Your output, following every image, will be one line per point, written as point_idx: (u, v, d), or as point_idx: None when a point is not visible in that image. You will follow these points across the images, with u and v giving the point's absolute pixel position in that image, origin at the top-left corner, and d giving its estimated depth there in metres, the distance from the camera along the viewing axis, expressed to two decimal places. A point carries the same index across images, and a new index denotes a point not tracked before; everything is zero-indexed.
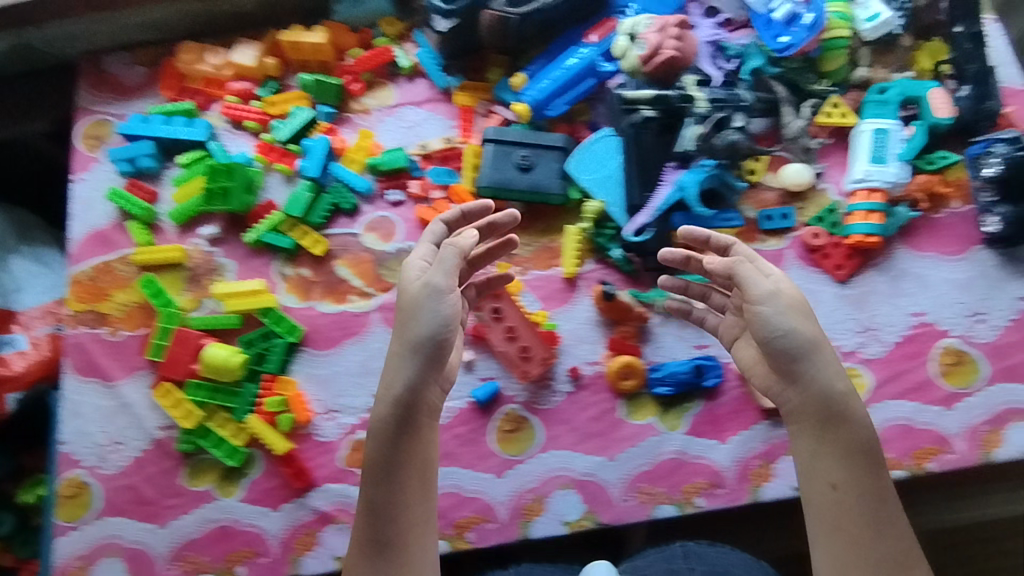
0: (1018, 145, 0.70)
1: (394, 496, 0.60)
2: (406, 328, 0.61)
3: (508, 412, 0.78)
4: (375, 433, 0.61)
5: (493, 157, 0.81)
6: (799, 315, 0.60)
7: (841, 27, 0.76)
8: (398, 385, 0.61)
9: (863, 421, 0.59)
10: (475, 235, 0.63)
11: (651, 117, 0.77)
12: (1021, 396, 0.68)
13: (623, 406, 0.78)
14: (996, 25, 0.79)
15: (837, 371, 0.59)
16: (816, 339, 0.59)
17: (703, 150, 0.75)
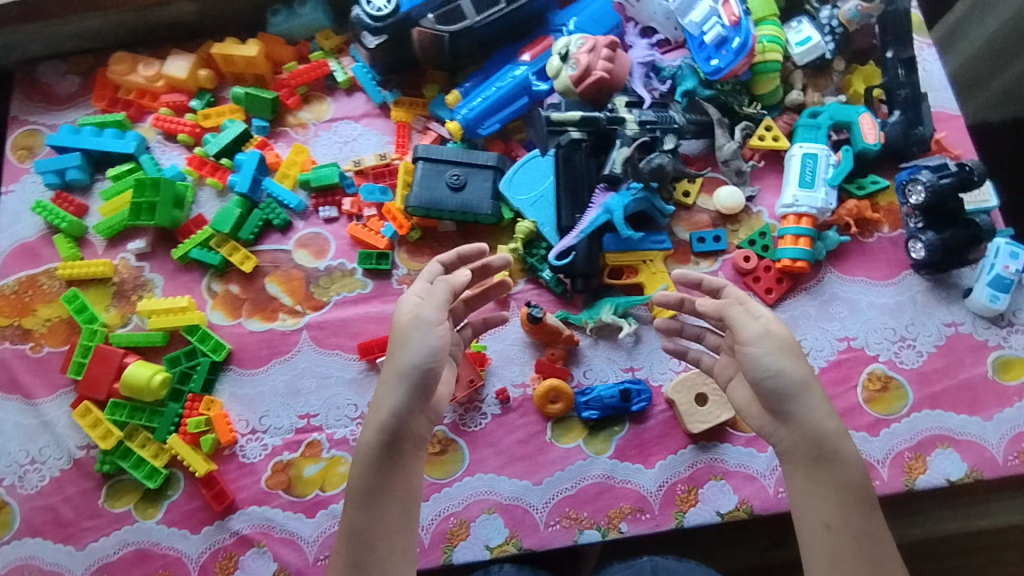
0: (941, 172, 0.74)
1: (377, 527, 0.56)
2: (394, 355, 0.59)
3: (435, 433, 0.75)
4: (361, 460, 0.57)
5: (425, 176, 0.80)
6: (789, 353, 0.58)
7: (774, 50, 0.79)
8: (384, 412, 0.58)
9: (855, 460, 0.57)
10: (470, 271, 0.62)
11: (580, 139, 0.77)
12: (945, 423, 0.74)
13: (551, 429, 0.75)
14: (931, 50, 0.88)
15: (829, 411, 0.58)
16: (807, 379, 0.58)
17: (629, 173, 0.75)
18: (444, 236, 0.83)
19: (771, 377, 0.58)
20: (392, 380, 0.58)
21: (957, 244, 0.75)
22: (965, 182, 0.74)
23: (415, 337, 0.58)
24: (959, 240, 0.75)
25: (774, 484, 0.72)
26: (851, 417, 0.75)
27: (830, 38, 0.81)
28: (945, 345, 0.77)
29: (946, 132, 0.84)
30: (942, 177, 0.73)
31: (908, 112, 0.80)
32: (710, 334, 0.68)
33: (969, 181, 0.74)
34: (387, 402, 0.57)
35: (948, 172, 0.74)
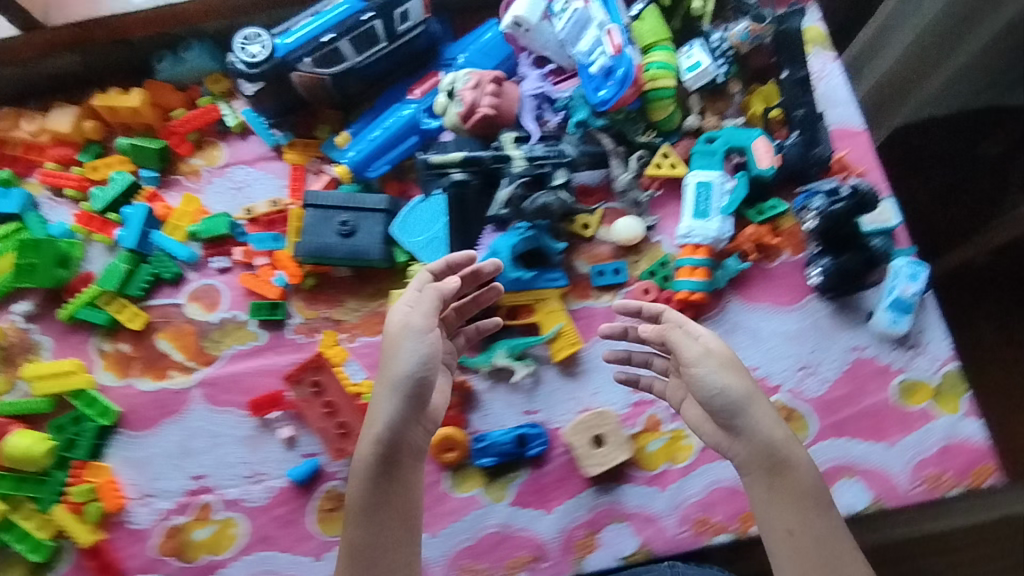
0: (835, 198, 0.71)
1: (378, 537, 0.58)
2: (387, 367, 0.60)
3: (329, 490, 0.74)
4: (362, 469, 0.59)
5: (313, 223, 0.78)
6: (730, 367, 0.59)
7: (664, 77, 0.77)
8: (380, 424, 0.59)
9: (805, 461, 0.59)
10: (456, 278, 0.63)
11: (465, 179, 0.75)
12: (846, 451, 0.73)
13: (449, 478, 0.74)
14: (834, 65, 0.85)
15: (774, 420, 0.59)
16: (750, 393, 0.59)
17: (515, 212, 0.74)
18: (340, 282, 0.81)
19: (721, 392, 0.58)
20: (385, 392, 0.59)
21: (854, 270, 0.73)
22: (857, 208, 0.71)
23: (404, 347, 0.59)
24: (854, 266, 0.73)
25: (675, 523, 0.72)
26: None
27: (722, 61, 0.78)
28: (848, 371, 0.75)
29: (849, 149, 0.81)
30: (834, 204, 0.71)
31: (805, 133, 0.77)
32: (657, 358, 0.69)
33: (862, 206, 0.72)
34: (382, 414, 0.59)
35: (839, 197, 0.71)
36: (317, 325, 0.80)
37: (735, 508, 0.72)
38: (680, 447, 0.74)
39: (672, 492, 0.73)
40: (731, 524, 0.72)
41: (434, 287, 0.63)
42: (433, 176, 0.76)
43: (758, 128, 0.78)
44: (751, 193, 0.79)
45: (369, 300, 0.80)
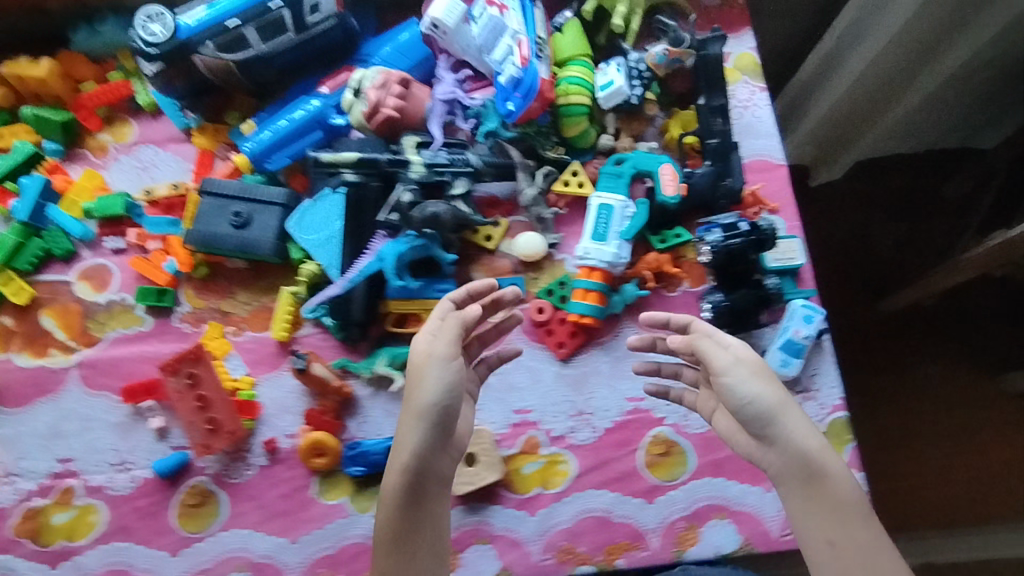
0: (732, 233, 0.70)
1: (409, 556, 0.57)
2: (411, 395, 0.58)
3: (194, 485, 0.73)
4: (393, 494, 0.57)
5: (206, 211, 0.77)
6: (761, 375, 0.56)
7: (578, 94, 0.75)
8: (409, 450, 0.57)
9: (844, 472, 0.55)
10: (482, 305, 0.60)
11: (356, 181, 0.73)
12: (721, 491, 0.71)
13: (317, 483, 0.73)
14: (763, 94, 0.83)
15: (809, 427, 0.56)
16: (782, 400, 0.56)
17: (405, 220, 0.71)
18: (233, 274, 0.80)
19: (755, 403, 0.55)
20: (412, 421, 0.57)
21: (746, 309, 0.71)
22: (753, 245, 0.70)
23: (432, 375, 0.57)
24: (747, 304, 0.71)
25: (540, 550, 0.71)
26: (627, 482, 0.72)
27: (636, 82, 0.75)
28: None
29: (763, 183, 0.80)
30: (731, 238, 0.70)
31: (717, 163, 0.76)
32: (686, 370, 0.65)
33: (759, 244, 0.71)
34: (411, 444, 0.56)
35: (737, 232, 0.70)
36: (204, 316, 0.78)
37: (603, 539, 0.71)
38: (555, 472, 0.73)
39: (541, 517, 0.71)
40: (595, 555, 0.70)
41: (457, 314, 0.61)
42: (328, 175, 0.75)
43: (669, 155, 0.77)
44: (656, 219, 0.77)
45: (261, 294, 0.79)
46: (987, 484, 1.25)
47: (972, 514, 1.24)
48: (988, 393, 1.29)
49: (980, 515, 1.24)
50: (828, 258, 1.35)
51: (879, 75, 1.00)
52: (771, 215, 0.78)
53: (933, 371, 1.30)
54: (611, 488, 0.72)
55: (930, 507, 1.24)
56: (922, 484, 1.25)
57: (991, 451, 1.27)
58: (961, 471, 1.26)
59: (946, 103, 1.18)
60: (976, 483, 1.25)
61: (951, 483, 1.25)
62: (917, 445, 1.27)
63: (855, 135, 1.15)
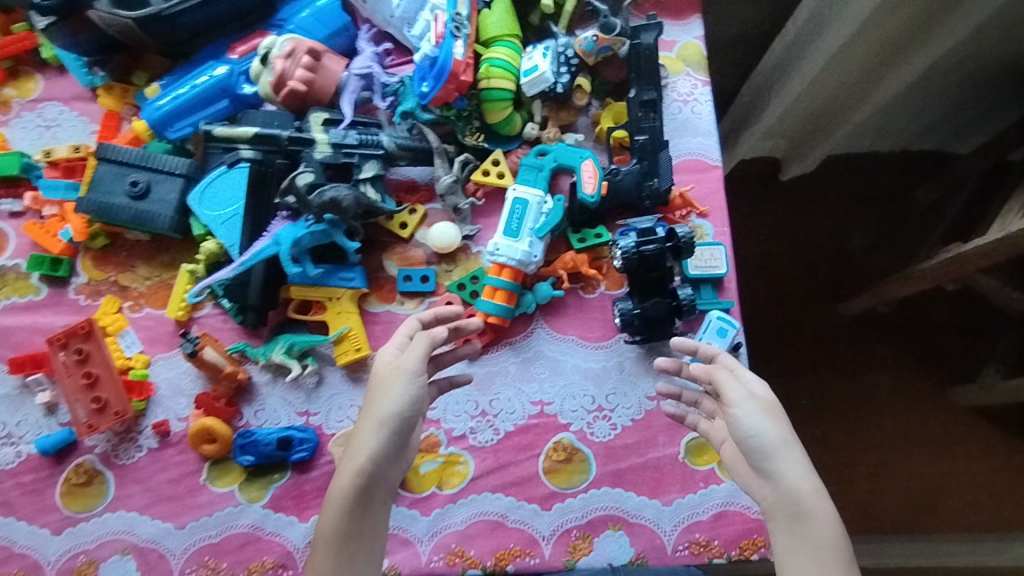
0: (648, 238, 0.66)
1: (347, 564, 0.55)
2: (374, 402, 0.58)
3: (82, 463, 0.71)
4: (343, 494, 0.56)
5: (102, 178, 0.73)
6: (772, 414, 0.57)
7: (501, 78, 0.71)
8: (362, 455, 0.57)
9: (832, 517, 0.54)
10: (446, 328, 0.61)
11: (252, 158, 0.70)
12: (620, 503, 0.70)
13: (208, 470, 0.71)
14: (705, 89, 0.81)
15: (808, 470, 0.55)
16: (787, 440, 0.56)
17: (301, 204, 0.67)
18: (134, 246, 0.76)
19: (756, 434, 0.55)
20: (372, 425, 0.57)
21: (658, 317, 0.69)
22: (669, 252, 0.67)
23: (400, 386, 0.58)
24: (657, 313, 0.69)
25: (429, 551, 0.69)
26: (525, 487, 0.70)
27: (563, 69, 0.72)
28: (641, 420, 0.72)
29: (694, 184, 0.78)
30: (646, 243, 0.66)
31: (644, 161, 0.73)
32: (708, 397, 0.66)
33: (675, 251, 0.67)
34: (367, 449, 0.57)
35: (652, 237, 0.66)
36: (101, 289, 0.75)
37: (495, 544, 0.69)
38: (452, 472, 0.71)
39: (434, 518, 0.70)
40: (485, 560, 0.68)
41: (425, 333, 0.61)
42: (225, 150, 0.71)
43: (593, 150, 0.74)
44: (575, 216, 0.73)
45: (161, 270, 0.76)
46: (927, 495, 1.24)
47: (912, 522, 1.23)
48: (936, 403, 1.28)
49: (917, 525, 1.23)
50: (789, 257, 1.32)
51: (841, 72, 0.95)
52: (700, 219, 0.77)
53: (883, 379, 1.29)
54: (507, 493, 0.70)
55: (866, 513, 1.23)
56: (862, 490, 1.24)
57: (935, 462, 1.26)
58: (902, 480, 1.25)
59: (921, 108, 1.12)
60: (917, 493, 1.24)
61: (890, 491, 1.24)
62: (860, 451, 1.26)
63: (822, 131, 1.10)
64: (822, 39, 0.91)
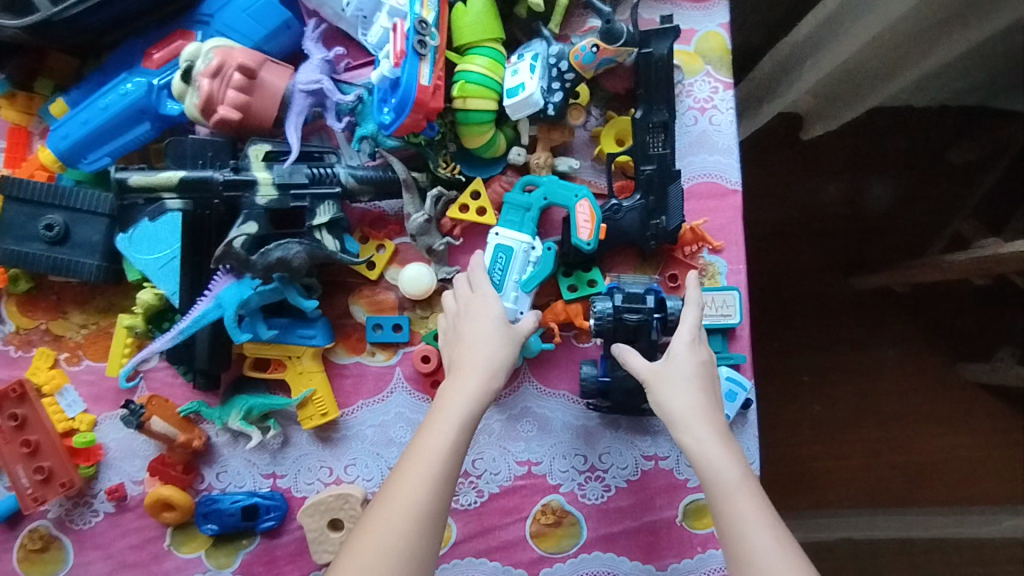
0: (633, 305, 0.59)
1: (450, 495, 0.48)
2: (498, 337, 0.55)
3: (35, 529, 0.66)
4: (460, 421, 0.50)
5: (12, 219, 0.62)
6: (659, 379, 0.54)
7: (480, 97, 0.59)
8: (477, 391, 0.52)
9: (735, 464, 0.50)
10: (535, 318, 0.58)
11: (181, 208, 0.59)
12: (611, 567, 0.66)
13: (171, 535, 0.66)
14: (729, 94, 0.68)
15: (696, 418, 0.52)
16: (669, 399, 0.53)
17: (227, 257, 0.56)
18: (62, 288, 0.67)
19: (661, 401, 0.54)
20: (491, 368, 0.53)
21: (631, 390, 0.62)
22: (654, 325, 0.59)
23: (514, 341, 0.56)
24: (626, 387, 0.62)
25: None
26: (511, 551, 0.66)
27: (556, 85, 0.60)
28: (637, 481, 0.67)
29: (707, 216, 0.67)
30: (628, 310, 0.59)
31: (649, 197, 0.62)
32: None
33: (664, 325, 0.59)
34: (492, 386, 0.53)
35: (638, 306, 0.59)
36: (33, 339, 0.67)
37: None
38: None
39: None
40: None
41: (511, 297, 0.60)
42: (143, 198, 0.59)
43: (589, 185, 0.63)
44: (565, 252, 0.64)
45: (98, 316, 0.67)
46: (929, 469, 1.17)
47: (913, 496, 1.17)
48: (950, 384, 1.18)
49: (911, 498, 1.17)
50: (803, 227, 1.18)
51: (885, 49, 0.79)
52: (712, 254, 0.67)
53: (891, 354, 1.18)
54: (493, 557, 0.66)
55: (866, 491, 1.17)
56: (859, 467, 1.17)
57: (940, 440, 1.18)
58: (901, 455, 1.17)
59: (971, 70, 0.97)
60: (917, 467, 1.17)
61: (888, 466, 1.17)
62: (861, 430, 1.18)
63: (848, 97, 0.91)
64: (874, 9, 0.76)
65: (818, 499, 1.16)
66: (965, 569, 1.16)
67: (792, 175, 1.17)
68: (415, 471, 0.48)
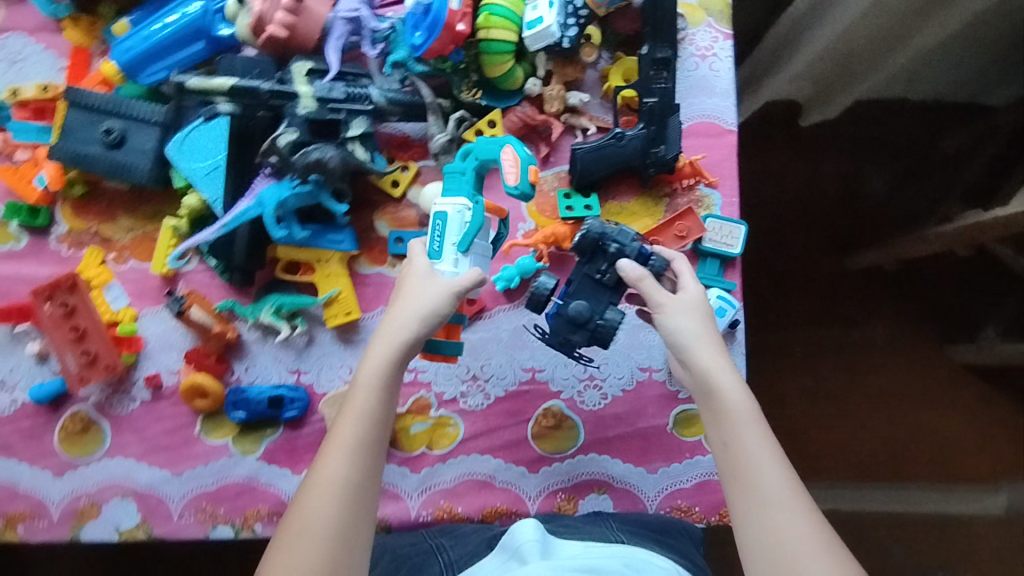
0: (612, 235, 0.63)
1: (364, 464, 0.51)
2: (414, 294, 0.58)
3: (76, 412, 0.72)
4: (371, 386, 0.53)
5: (75, 124, 0.69)
6: (689, 310, 0.59)
7: (502, 28, 0.66)
8: (385, 352, 0.55)
9: (746, 397, 0.55)
10: (478, 271, 0.60)
11: (231, 112, 0.66)
12: (604, 468, 0.73)
13: (201, 422, 0.72)
14: (727, 43, 0.75)
15: (717, 352, 0.57)
16: (697, 332, 0.58)
17: (271, 151, 0.65)
18: (113, 195, 0.74)
19: (679, 326, 0.58)
20: (401, 328, 0.56)
21: (579, 320, 0.63)
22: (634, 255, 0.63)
23: (442, 293, 0.58)
24: (574, 317, 0.63)
25: (418, 505, 0.72)
26: (514, 450, 0.73)
27: (570, 21, 0.67)
28: (632, 390, 0.73)
29: (705, 152, 0.74)
30: (612, 238, 0.63)
31: (651, 127, 0.69)
32: None
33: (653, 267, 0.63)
34: (399, 341, 0.55)
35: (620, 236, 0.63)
36: (83, 240, 0.73)
37: (481, 501, 0.72)
38: (442, 434, 0.73)
39: (423, 475, 0.73)
40: (471, 516, 0.72)
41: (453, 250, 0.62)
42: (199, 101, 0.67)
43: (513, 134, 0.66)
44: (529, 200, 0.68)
45: (144, 222, 0.73)
46: (913, 443, 1.22)
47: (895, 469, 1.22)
48: (935, 362, 1.24)
49: (896, 473, 1.22)
50: (798, 204, 1.25)
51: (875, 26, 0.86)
52: (709, 188, 0.74)
53: (879, 333, 1.24)
54: (496, 455, 0.73)
55: (851, 459, 1.22)
56: (845, 438, 1.22)
57: (923, 416, 1.23)
58: (886, 427, 1.23)
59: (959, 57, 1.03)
60: (900, 438, 1.22)
61: (874, 438, 1.23)
62: (848, 401, 1.23)
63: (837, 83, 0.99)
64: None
65: (804, 464, 1.21)
66: (947, 541, 1.20)
67: (788, 156, 1.24)
68: (335, 439, 0.51)
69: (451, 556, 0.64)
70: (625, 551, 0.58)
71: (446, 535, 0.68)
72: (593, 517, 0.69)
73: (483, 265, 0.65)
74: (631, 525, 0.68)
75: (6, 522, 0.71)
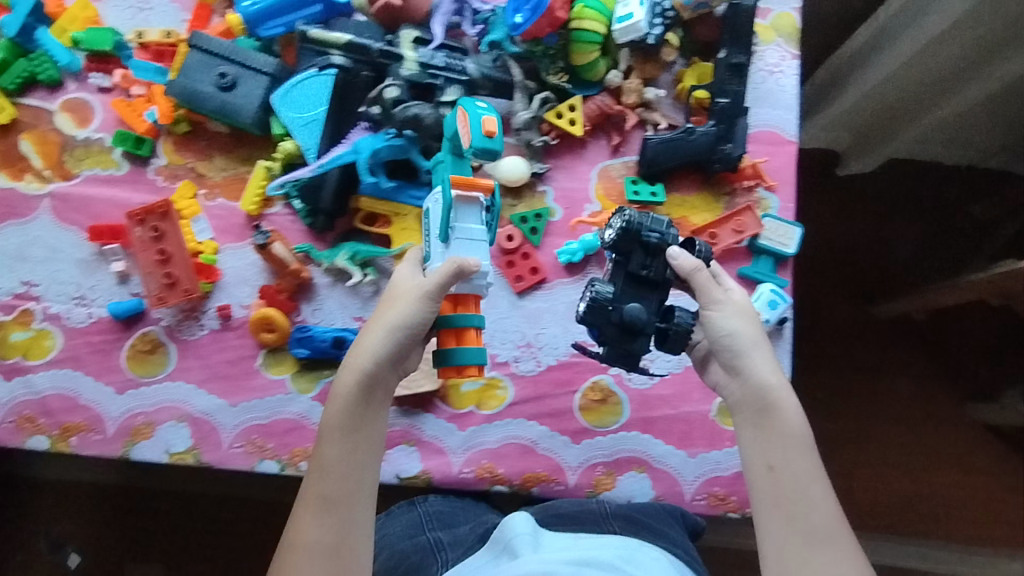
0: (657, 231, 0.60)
1: (333, 512, 0.56)
2: (377, 322, 0.60)
3: (148, 333, 0.76)
4: (337, 433, 0.58)
5: (192, 65, 0.75)
6: (745, 316, 0.62)
7: (593, 20, 0.72)
8: (344, 390, 0.58)
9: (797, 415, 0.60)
10: (456, 259, 0.58)
11: (341, 65, 0.73)
12: (644, 447, 0.74)
13: (263, 356, 0.75)
14: (795, 62, 0.81)
15: (773, 366, 0.61)
16: (756, 339, 0.61)
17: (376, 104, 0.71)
18: (213, 136, 0.79)
19: (736, 326, 0.61)
20: (359, 360, 0.59)
21: (635, 326, 0.59)
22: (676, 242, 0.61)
23: (409, 308, 0.59)
24: (621, 320, 0.59)
25: (460, 463, 0.73)
26: (559, 419, 0.75)
27: (657, 20, 0.75)
28: (679, 374, 0.76)
29: (767, 157, 0.79)
30: (651, 231, 0.59)
31: (721, 125, 0.74)
32: None
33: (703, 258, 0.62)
34: (358, 374, 0.58)
35: (657, 227, 0.59)
36: (180, 173, 0.78)
37: (522, 465, 0.73)
38: (491, 395, 0.75)
39: (469, 434, 0.74)
40: (511, 478, 0.73)
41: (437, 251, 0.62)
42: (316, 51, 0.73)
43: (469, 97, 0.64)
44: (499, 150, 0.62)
45: (238, 163, 0.78)
46: (931, 496, 1.21)
47: (908, 523, 1.21)
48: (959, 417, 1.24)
49: (911, 526, 1.20)
50: (833, 246, 1.28)
51: (915, 80, 0.91)
52: (768, 191, 0.78)
53: (905, 379, 1.25)
54: (541, 422, 0.74)
55: (868, 505, 1.21)
56: (862, 484, 1.21)
57: (942, 471, 1.22)
58: (904, 480, 1.22)
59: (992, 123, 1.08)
60: (919, 489, 1.21)
61: (891, 489, 1.21)
62: (870, 446, 1.23)
63: (875, 138, 1.07)
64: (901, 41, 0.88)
65: None
66: None
67: (828, 197, 1.28)
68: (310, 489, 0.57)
69: (450, 556, 0.69)
70: (622, 543, 0.63)
71: (443, 527, 0.73)
72: (594, 509, 0.71)
73: (472, 242, 0.62)
74: (626, 520, 0.69)
75: (62, 432, 0.73)
